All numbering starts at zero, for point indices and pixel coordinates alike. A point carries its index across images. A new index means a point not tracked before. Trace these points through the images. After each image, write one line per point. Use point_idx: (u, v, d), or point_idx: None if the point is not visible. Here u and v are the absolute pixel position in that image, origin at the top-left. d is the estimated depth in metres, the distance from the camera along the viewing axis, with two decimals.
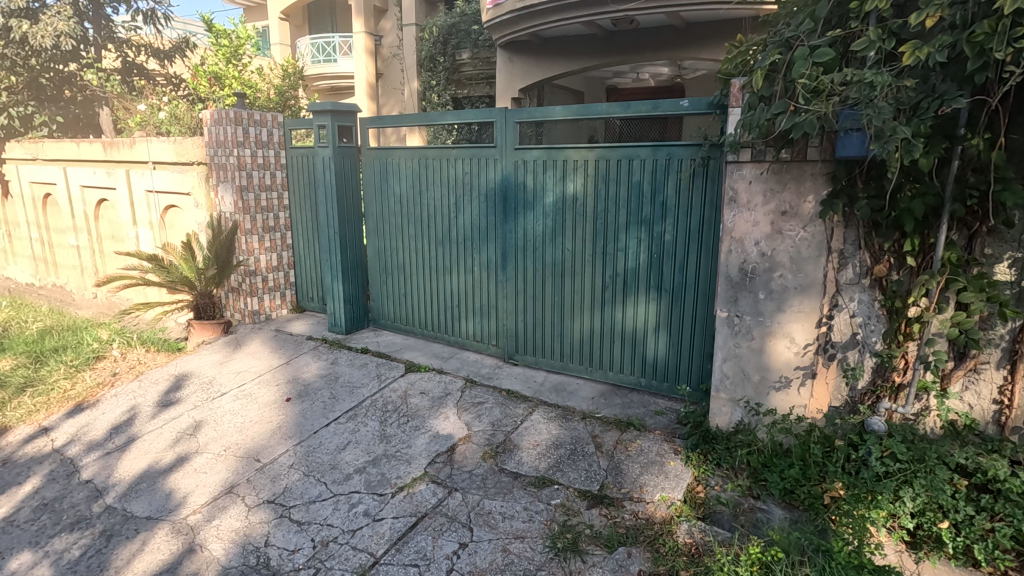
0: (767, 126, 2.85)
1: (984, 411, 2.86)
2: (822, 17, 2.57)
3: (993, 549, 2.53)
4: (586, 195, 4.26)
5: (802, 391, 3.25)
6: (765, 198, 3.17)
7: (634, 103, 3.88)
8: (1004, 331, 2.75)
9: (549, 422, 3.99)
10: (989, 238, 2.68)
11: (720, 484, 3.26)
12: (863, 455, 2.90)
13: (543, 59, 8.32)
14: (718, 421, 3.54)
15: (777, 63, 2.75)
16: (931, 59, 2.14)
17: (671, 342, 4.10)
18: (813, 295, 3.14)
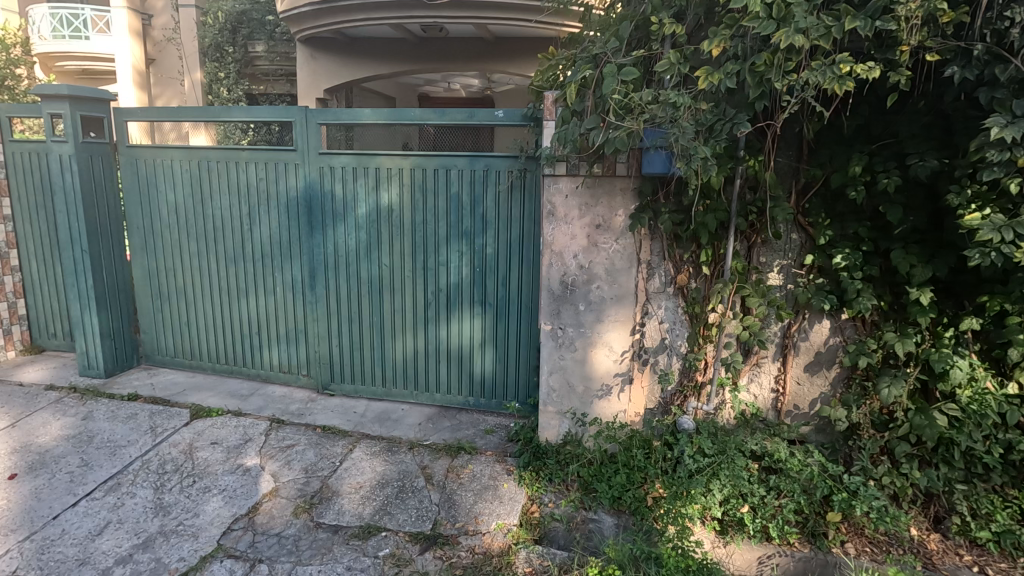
0: (581, 140, 2.89)
1: (765, 399, 3.25)
2: (626, 37, 2.66)
3: (784, 525, 2.81)
4: (403, 206, 3.94)
5: (622, 398, 3.37)
6: (581, 211, 3.21)
7: (449, 111, 3.69)
8: (777, 328, 3.15)
9: (373, 458, 3.57)
10: (763, 248, 3.05)
11: (553, 501, 3.19)
12: (677, 454, 3.09)
13: (352, 59, 7.72)
14: (548, 435, 3.50)
15: (587, 79, 2.79)
16: (722, 85, 2.32)
17: (497, 358, 4.00)
18: (627, 304, 3.27)
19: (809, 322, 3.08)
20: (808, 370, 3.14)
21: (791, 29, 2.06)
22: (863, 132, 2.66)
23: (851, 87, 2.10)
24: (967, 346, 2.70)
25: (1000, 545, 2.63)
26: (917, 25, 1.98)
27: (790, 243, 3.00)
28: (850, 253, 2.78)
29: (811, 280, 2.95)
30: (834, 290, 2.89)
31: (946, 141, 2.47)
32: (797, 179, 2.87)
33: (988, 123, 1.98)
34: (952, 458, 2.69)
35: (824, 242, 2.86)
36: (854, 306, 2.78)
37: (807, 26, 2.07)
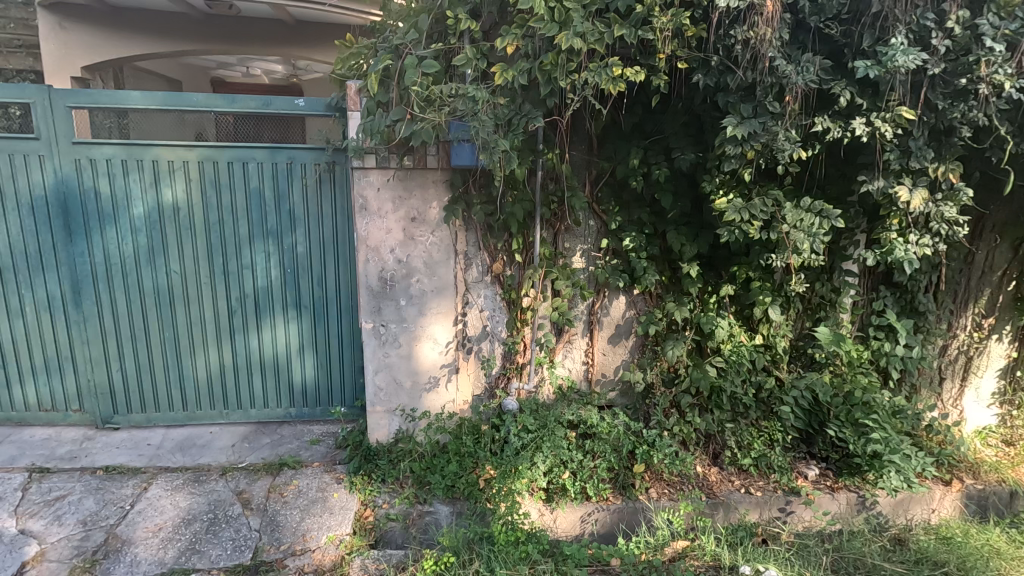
0: (388, 132, 2.84)
1: (578, 372, 3.57)
2: (425, 29, 2.66)
3: (599, 483, 3.11)
4: (191, 204, 3.47)
5: (449, 388, 3.42)
6: (394, 205, 3.15)
7: (240, 98, 3.32)
8: (583, 307, 3.46)
9: (175, 493, 3.12)
10: (566, 235, 3.33)
11: (387, 501, 3.11)
12: (504, 434, 3.23)
13: (117, 36, 5.88)
14: (377, 435, 3.41)
15: (390, 69, 2.74)
16: (516, 81, 2.46)
17: (318, 363, 3.76)
18: (448, 295, 3.31)
19: (609, 299, 3.44)
20: (611, 342, 3.51)
21: (570, 32, 2.25)
22: (639, 129, 3.02)
23: (623, 88, 2.38)
24: (726, 308, 3.26)
25: (758, 467, 3.21)
26: (669, 36, 2.30)
27: (588, 229, 3.32)
28: (636, 236, 3.15)
29: (608, 261, 3.30)
30: (626, 269, 3.27)
31: (699, 137, 2.93)
32: (590, 171, 3.18)
33: (725, 123, 2.39)
34: (721, 403, 3.21)
35: (616, 227, 3.21)
36: (642, 282, 3.18)
37: (584, 31, 2.28)
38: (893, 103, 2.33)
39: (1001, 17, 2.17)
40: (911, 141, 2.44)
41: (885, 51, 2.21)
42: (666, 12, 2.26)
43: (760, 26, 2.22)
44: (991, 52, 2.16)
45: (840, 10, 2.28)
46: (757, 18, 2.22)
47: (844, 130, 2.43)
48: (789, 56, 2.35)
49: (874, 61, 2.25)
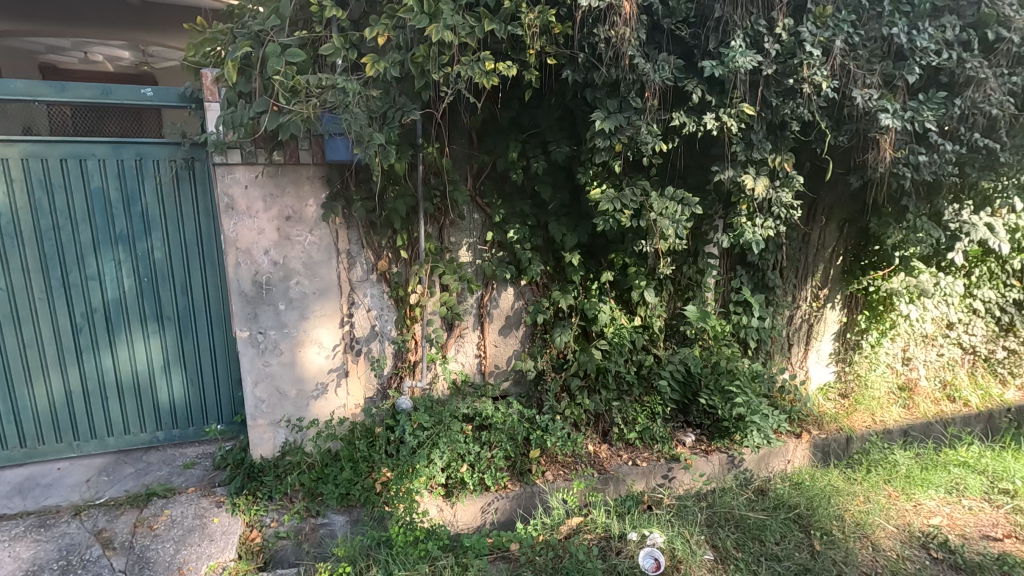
0: (253, 126, 2.65)
1: (471, 365, 3.59)
2: (287, 16, 2.51)
3: (497, 472, 3.15)
4: (14, 209, 2.99)
5: (339, 393, 3.28)
6: (265, 203, 2.95)
7: (71, 86, 2.92)
8: (473, 301, 3.48)
9: (13, 542, 2.69)
10: (452, 229, 3.32)
11: (276, 519, 2.92)
12: (399, 434, 3.15)
13: None
14: (262, 451, 3.19)
15: (251, 58, 2.56)
16: (388, 73, 2.41)
17: (188, 379, 3.43)
18: (331, 297, 3.17)
19: (497, 291, 3.49)
20: (502, 333, 3.57)
21: (441, 24, 2.25)
22: (517, 123, 3.09)
23: (496, 82, 2.42)
24: (607, 294, 3.44)
25: (643, 439, 3.44)
26: (537, 33, 2.38)
27: (473, 223, 3.34)
28: (520, 228, 3.23)
29: (494, 254, 3.35)
30: (512, 261, 3.34)
31: (573, 131, 3.06)
32: (472, 165, 3.20)
33: (593, 117, 2.52)
34: (608, 383, 3.40)
35: (500, 220, 3.26)
36: (529, 273, 3.26)
37: (454, 24, 2.28)
38: (736, 100, 2.60)
39: (818, 26, 2.53)
40: (752, 134, 2.73)
41: (727, 52, 2.45)
42: (532, 9, 2.33)
43: (619, 26, 2.37)
44: (811, 56, 2.49)
45: (688, 14, 2.50)
46: (616, 18, 2.36)
47: (698, 124, 2.66)
48: (647, 54, 2.53)
49: (719, 62, 2.49)
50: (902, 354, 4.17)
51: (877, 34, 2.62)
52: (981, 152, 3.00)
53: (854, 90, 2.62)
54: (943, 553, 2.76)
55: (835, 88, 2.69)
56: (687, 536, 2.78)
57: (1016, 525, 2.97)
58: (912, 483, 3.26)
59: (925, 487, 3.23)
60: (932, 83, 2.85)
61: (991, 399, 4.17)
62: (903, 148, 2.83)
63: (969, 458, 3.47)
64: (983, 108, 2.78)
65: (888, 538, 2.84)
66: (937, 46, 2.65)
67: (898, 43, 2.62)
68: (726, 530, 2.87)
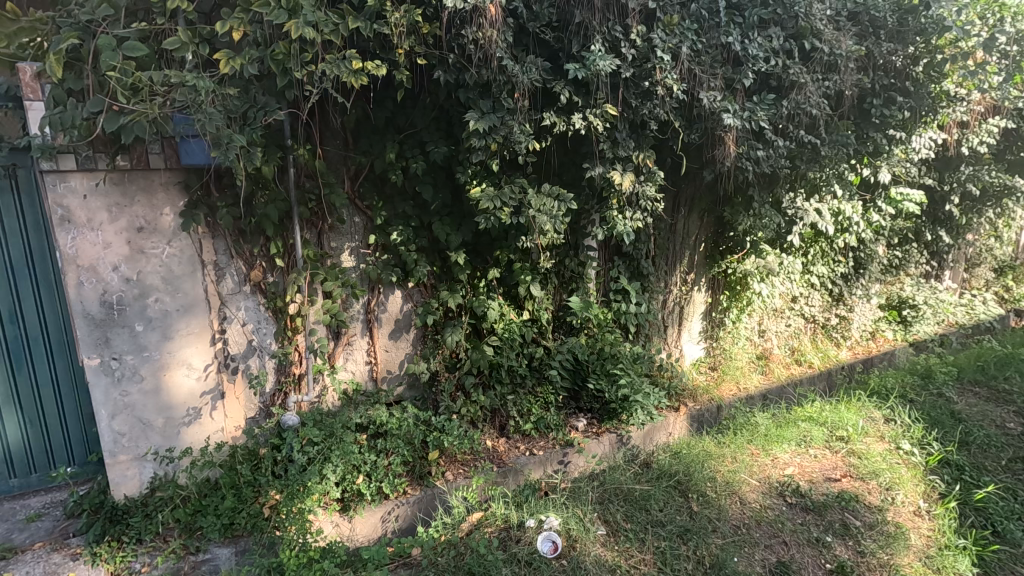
0: (88, 127, 2.36)
1: (362, 372, 3.48)
2: (122, 5, 2.27)
3: (395, 479, 3.09)
4: None
5: (215, 416, 3.03)
6: (111, 214, 2.64)
7: None
8: (360, 306, 3.37)
9: None
10: (332, 234, 3.19)
11: (148, 563, 2.63)
12: (286, 453, 2.97)
13: None
14: (125, 490, 2.85)
15: (81, 51, 2.27)
16: (246, 71, 2.25)
17: (26, 419, 2.97)
18: (198, 313, 2.91)
19: (384, 295, 3.42)
20: (392, 337, 3.50)
21: (301, 21, 2.15)
22: (392, 123, 3.04)
23: (365, 82, 2.37)
24: (495, 290, 3.51)
25: (538, 429, 3.55)
26: (405, 32, 2.36)
27: (354, 226, 3.24)
28: (403, 230, 3.19)
29: (378, 257, 3.27)
30: (398, 263, 3.29)
31: (450, 131, 3.07)
32: (348, 167, 3.10)
33: (467, 118, 2.54)
34: (501, 377, 3.47)
35: (381, 222, 3.20)
36: (415, 275, 3.24)
37: (316, 20, 2.20)
38: (600, 101, 2.76)
39: (667, 33, 2.76)
40: (617, 133, 2.93)
41: (589, 56, 2.59)
42: (398, 8, 2.31)
43: (486, 28, 2.42)
44: (662, 61, 2.72)
45: (551, 18, 2.62)
46: (482, 20, 2.40)
47: (568, 124, 2.79)
48: (515, 56, 2.60)
49: (581, 64, 2.62)
50: (758, 327, 4.70)
51: (717, 42, 2.91)
52: (807, 147, 3.47)
53: (700, 92, 2.89)
54: (796, 498, 3.19)
55: (685, 90, 2.94)
56: (581, 515, 2.93)
57: (850, 465, 3.48)
58: (770, 439, 3.68)
59: (780, 442, 3.64)
60: (765, 87, 3.22)
61: (829, 359, 4.84)
62: (745, 144, 3.19)
63: (814, 412, 3.95)
64: (804, 108, 3.20)
65: (752, 491, 3.21)
66: (765, 54, 3.00)
67: (733, 50, 2.94)
68: (616, 504, 3.06)
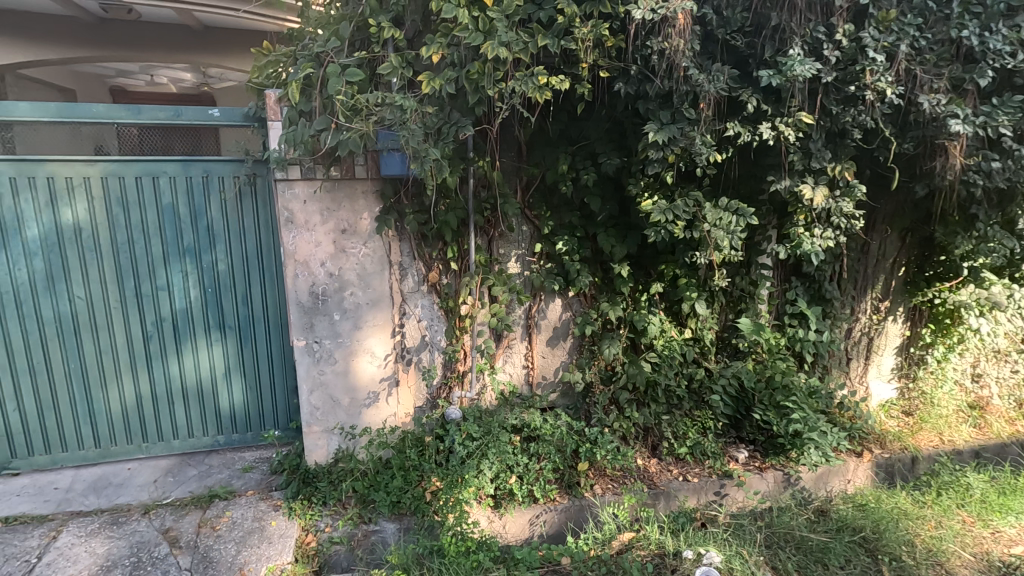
0: (312, 143, 2.75)
1: (519, 376, 3.61)
2: (346, 37, 2.63)
3: (545, 484, 3.13)
4: (95, 225, 3.19)
5: (390, 401, 3.34)
6: (323, 217, 3.06)
7: (146, 108, 3.13)
8: (521, 312, 3.50)
9: (91, 539, 2.82)
10: (501, 241, 3.36)
11: (330, 524, 2.98)
12: (448, 444, 3.19)
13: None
14: (316, 457, 3.27)
15: (311, 79, 2.68)
16: (444, 90, 2.46)
17: (248, 385, 3.56)
18: (383, 308, 3.25)
19: (546, 303, 3.50)
20: (550, 344, 3.57)
21: (496, 41, 2.29)
22: (565, 136, 3.12)
23: (549, 96, 2.45)
24: (656, 305, 3.41)
25: (694, 455, 3.35)
26: (590, 46, 2.39)
27: (522, 235, 3.37)
28: (568, 240, 3.24)
29: (543, 265, 3.37)
30: (561, 272, 3.34)
31: (622, 142, 3.05)
32: (521, 178, 3.24)
33: (646, 129, 2.51)
34: (657, 396, 3.34)
35: (548, 232, 3.28)
36: (577, 284, 3.26)
37: (508, 40, 2.33)
38: (794, 108, 2.54)
39: (880, 31, 2.45)
40: (810, 143, 2.68)
41: (785, 61, 2.40)
42: (586, 23, 2.35)
43: (673, 37, 2.35)
44: (874, 62, 2.41)
45: (744, 23, 2.48)
46: (670, 29, 2.35)
47: (753, 134, 2.61)
48: (701, 65, 2.51)
49: (776, 70, 2.44)
50: (971, 370, 3.95)
51: (945, 37, 2.52)
52: None
53: (920, 96, 2.51)
54: None
55: (899, 94, 2.59)
56: (745, 555, 2.70)
57: None
58: (988, 508, 3.09)
59: (1004, 514, 3.05)
60: None
61: None
62: (974, 154, 2.70)
63: None
64: None
65: (964, 566, 2.69)
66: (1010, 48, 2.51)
67: (967, 45, 2.51)
68: (785, 551, 2.77)
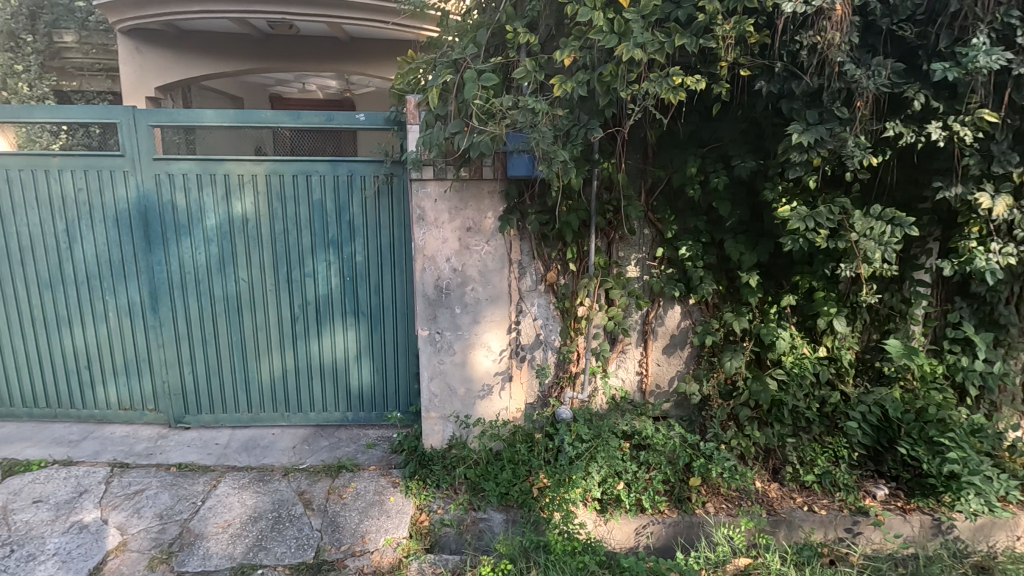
0: (445, 145, 2.91)
1: (632, 382, 3.53)
2: (482, 44, 2.75)
3: (655, 495, 3.05)
4: (258, 216, 3.63)
5: (502, 395, 3.44)
6: (451, 215, 3.22)
7: (303, 114, 3.46)
8: (638, 317, 3.43)
9: (242, 492, 3.22)
10: (621, 244, 3.32)
11: (442, 506, 3.14)
12: (558, 443, 3.22)
13: (188, 55, 5.48)
14: (432, 441, 3.45)
15: (449, 85, 2.84)
16: (575, 93, 2.48)
17: (375, 368, 3.85)
18: (502, 304, 3.35)
19: (664, 309, 3.40)
20: (666, 352, 3.46)
21: (631, 43, 2.27)
22: (695, 137, 3.01)
23: (683, 97, 2.38)
24: (787, 319, 3.17)
25: (822, 484, 3.07)
26: (731, 44, 2.29)
27: (643, 238, 3.30)
28: (692, 245, 3.12)
29: (663, 270, 3.27)
30: (682, 279, 3.22)
31: (759, 144, 2.87)
32: (645, 180, 3.17)
33: (790, 130, 2.33)
34: (783, 417, 3.10)
35: (672, 236, 3.18)
36: (699, 292, 3.13)
37: (643, 41, 2.29)
38: (973, 106, 2.24)
39: None
40: (992, 145, 2.34)
41: (965, 52, 2.11)
42: (728, 19, 2.25)
43: (828, 30, 2.17)
44: None
45: (914, 11, 2.21)
46: (825, 22, 2.17)
47: (918, 134, 2.35)
48: (857, 59, 2.29)
49: (953, 63, 2.16)
50: None
51: None
52: None
53: None
54: None
55: None
56: None
57: None
58: None
59: None
60: None
61: None
62: None
63: None
64: None
65: None
66: None
67: None
68: None
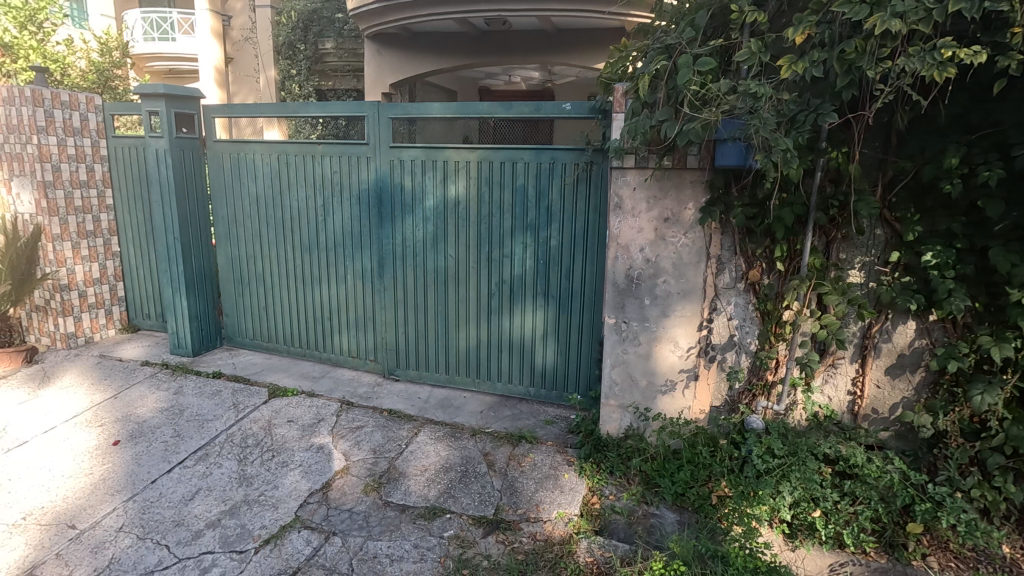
0: (651, 133, 2.85)
1: (841, 402, 3.12)
2: (701, 26, 2.63)
3: (859, 533, 2.69)
4: (469, 199, 3.99)
5: (686, 394, 3.31)
6: (649, 205, 3.17)
7: (515, 104, 3.70)
8: (856, 328, 3.01)
9: (437, 443, 3.63)
10: (843, 244, 2.93)
11: (615, 493, 3.16)
12: (744, 453, 3.01)
13: (417, 54, 6.22)
14: (609, 428, 3.49)
15: (660, 71, 2.77)
16: (807, 73, 2.25)
17: (560, 349, 4.00)
18: (694, 300, 3.21)
19: (892, 323, 2.93)
20: (889, 373, 2.99)
21: (887, 13, 1.97)
22: (960, 121, 2.54)
23: (953, 73, 2.00)
24: None
25: None
26: None
27: (874, 239, 2.86)
28: (941, 251, 2.63)
29: (897, 278, 2.81)
30: (921, 290, 2.74)
31: None
32: (884, 172, 2.74)
33: None
34: None
35: (913, 239, 2.72)
36: (945, 307, 2.62)
37: (904, 10, 1.98)
38: None
39: None
40: None
41: None
42: None
43: None
44: None
45: None
46: None
47: None
48: None
49: None
50: None
51: None
52: None
53: None
54: None
55: None
56: None
57: None
58: None
59: None
60: None
61: None
62: None
63: None
64: None
65: None
66: None
67: None
68: None
